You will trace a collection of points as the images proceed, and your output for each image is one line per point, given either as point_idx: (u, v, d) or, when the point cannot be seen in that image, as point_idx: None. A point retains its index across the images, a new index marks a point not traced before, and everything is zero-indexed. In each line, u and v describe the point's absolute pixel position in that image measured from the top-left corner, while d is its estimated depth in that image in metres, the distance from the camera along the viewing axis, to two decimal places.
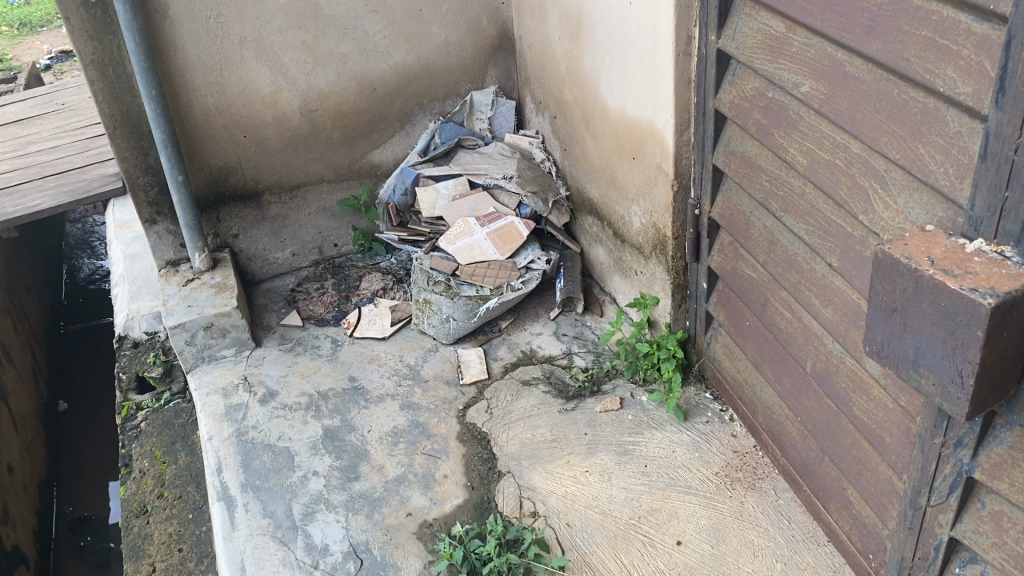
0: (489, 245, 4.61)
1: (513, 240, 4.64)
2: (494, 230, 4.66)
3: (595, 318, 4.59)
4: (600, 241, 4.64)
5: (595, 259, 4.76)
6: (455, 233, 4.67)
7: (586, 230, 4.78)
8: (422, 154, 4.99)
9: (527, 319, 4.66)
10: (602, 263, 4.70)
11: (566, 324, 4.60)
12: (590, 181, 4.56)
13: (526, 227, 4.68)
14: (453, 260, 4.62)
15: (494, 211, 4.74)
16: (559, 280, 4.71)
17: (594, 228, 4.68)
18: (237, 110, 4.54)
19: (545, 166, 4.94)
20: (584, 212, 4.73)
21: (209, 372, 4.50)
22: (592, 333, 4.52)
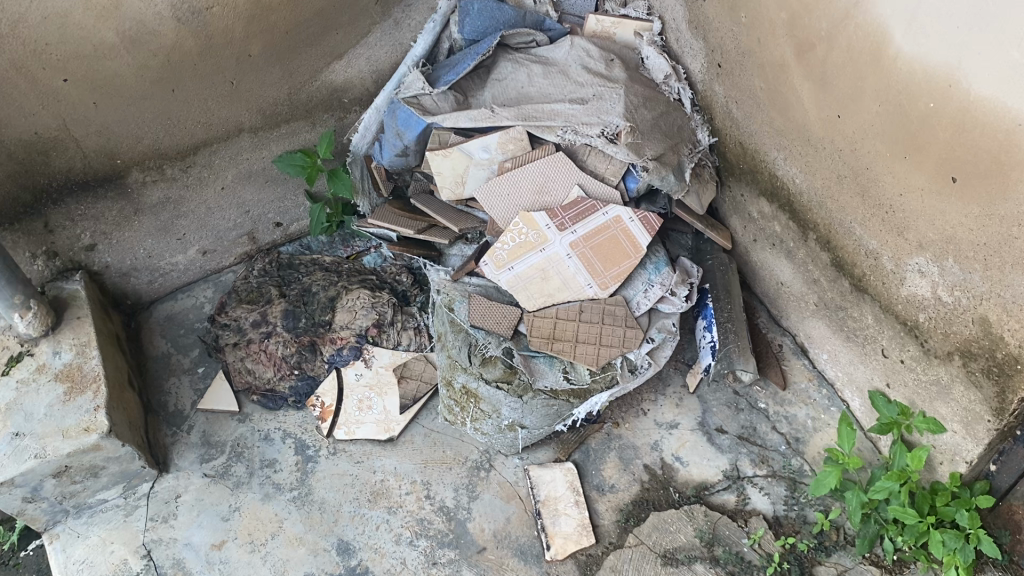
0: (579, 269, 2.44)
1: (623, 257, 2.44)
2: (586, 237, 2.44)
3: (773, 396, 2.55)
4: (790, 253, 2.46)
5: (769, 269, 2.60)
6: (512, 244, 2.45)
7: (754, 218, 2.56)
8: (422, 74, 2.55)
9: (645, 392, 2.61)
10: (786, 285, 2.54)
11: (720, 406, 2.56)
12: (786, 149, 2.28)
13: (647, 229, 2.46)
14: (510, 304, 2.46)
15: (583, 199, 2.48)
16: (705, 322, 2.56)
17: (775, 225, 2.47)
18: (37, 32, 2.05)
19: (666, 87, 2.58)
20: (755, 189, 2.49)
21: (79, 538, 2.44)
22: (772, 433, 2.49)
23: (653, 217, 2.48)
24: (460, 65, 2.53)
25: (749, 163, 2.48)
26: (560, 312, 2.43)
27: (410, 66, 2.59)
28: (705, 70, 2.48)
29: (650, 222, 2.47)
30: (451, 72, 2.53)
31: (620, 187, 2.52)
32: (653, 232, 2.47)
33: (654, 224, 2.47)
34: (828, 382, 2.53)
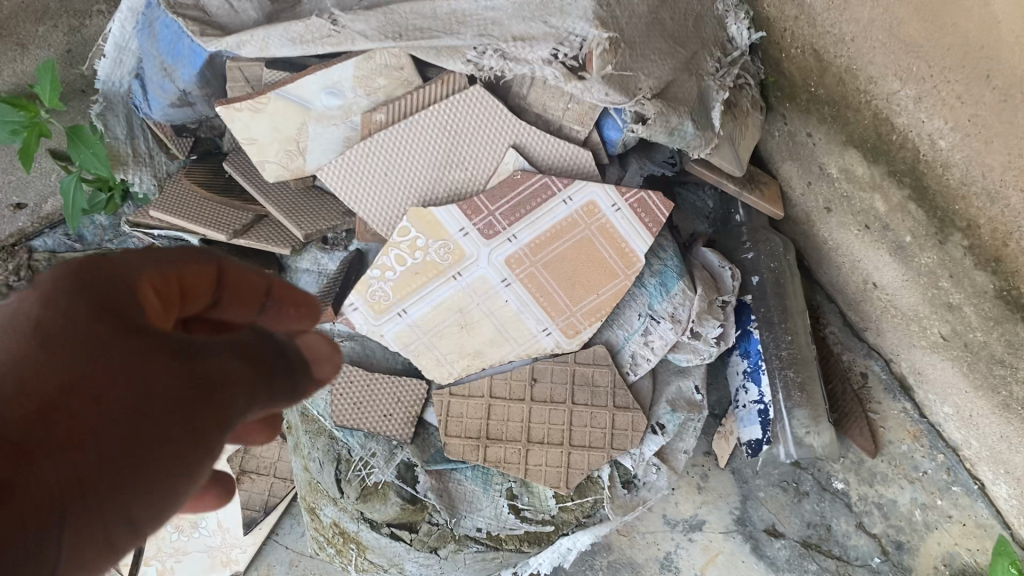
0: (524, 304, 1.34)
1: (602, 277, 1.34)
2: (535, 247, 1.33)
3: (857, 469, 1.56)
4: (900, 248, 1.37)
5: (850, 258, 1.52)
6: (400, 268, 1.32)
7: (831, 176, 1.45)
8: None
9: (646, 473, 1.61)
10: (884, 290, 1.48)
11: (772, 490, 1.57)
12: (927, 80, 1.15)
13: (646, 226, 1.33)
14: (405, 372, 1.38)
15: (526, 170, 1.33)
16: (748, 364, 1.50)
17: (876, 199, 1.36)
18: None
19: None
20: (839, 133, 1.36)
21: None
22: (859, 535, 1.53)
23: (654, 195, 1.33)
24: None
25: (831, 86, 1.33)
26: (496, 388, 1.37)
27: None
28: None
29: (651, 207, 1.33)
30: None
31: (593, 141, 1.38)
32: (658, 228, 1.34)
33: (659, 215, 1.34)
34: (945, 443, 1.53)
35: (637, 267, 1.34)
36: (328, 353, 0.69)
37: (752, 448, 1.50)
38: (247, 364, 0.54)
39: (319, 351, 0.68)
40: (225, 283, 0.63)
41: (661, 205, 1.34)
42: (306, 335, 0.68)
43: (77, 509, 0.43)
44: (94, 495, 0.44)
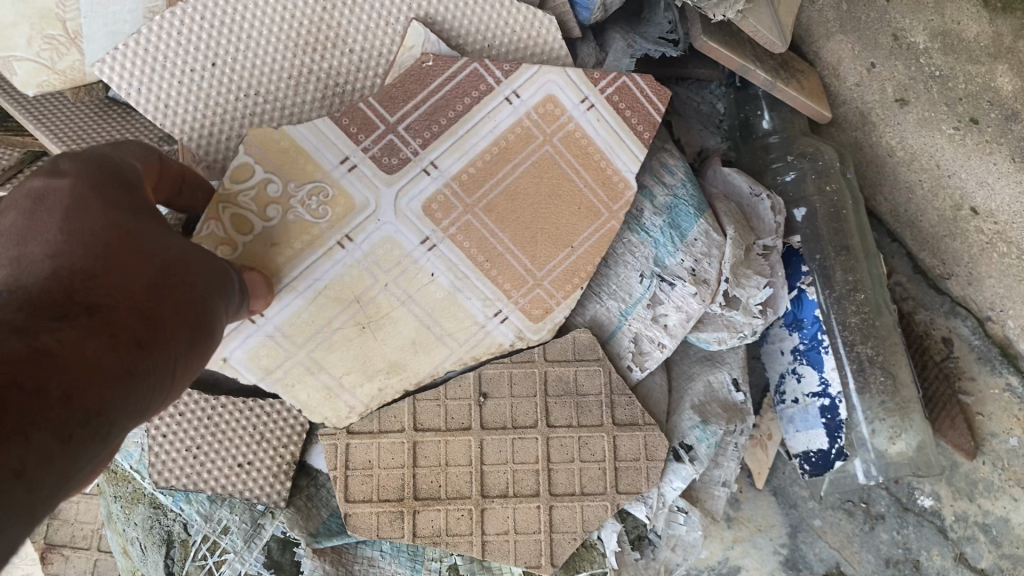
0: (463, 262, 1.08)
1: (578, 221, 1.12)
2: (469, 177, 1.07)
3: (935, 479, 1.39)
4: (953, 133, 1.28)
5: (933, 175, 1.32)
6: (252, 240, 0.99)
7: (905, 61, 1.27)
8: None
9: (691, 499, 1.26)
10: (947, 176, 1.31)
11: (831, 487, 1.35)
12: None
13: (636, 130, 1.12)
14: (291, 385, 1.06)
15: (452, 65, 1.05)
16: (798, 346, 1.27)
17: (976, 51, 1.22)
18: None
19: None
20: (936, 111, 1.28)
21: None
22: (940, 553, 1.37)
23: (637, 78, 1.11)
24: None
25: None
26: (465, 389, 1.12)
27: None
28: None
29: (636, 97, 1.12)
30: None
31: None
32: (652, 131, 1.13)
33: (652, 115, 1.13)
34: None
35: (629, 201, 1.13)
36: (265, 294, 0.96)
37: (812, 463, 1.29)
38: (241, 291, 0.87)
39: (262, 292, 0.95)
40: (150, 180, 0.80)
41: (655, 96, 1.12)
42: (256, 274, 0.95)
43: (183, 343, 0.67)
44: (189, 329, 0.68)
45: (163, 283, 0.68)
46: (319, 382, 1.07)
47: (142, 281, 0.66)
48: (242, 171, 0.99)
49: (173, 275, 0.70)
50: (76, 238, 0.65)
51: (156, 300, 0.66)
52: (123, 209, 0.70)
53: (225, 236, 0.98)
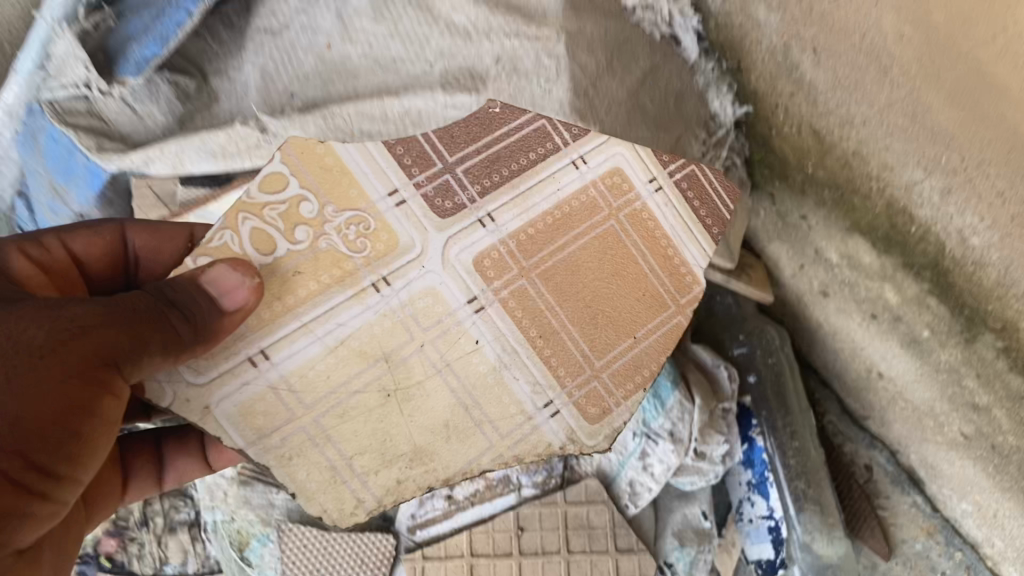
0: (511, 334, 0.93)
1: (643, 310, 0.98)
2: (527, 238, 0.96)
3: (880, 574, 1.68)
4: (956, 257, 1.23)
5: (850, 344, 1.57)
6: (268, 262, 0.86)
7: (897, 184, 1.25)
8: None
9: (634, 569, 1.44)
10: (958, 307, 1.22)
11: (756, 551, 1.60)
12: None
13: (704, 223, 1.01)
14: (290, 459, 0.85)
15: (522, 117, 0.99)
16: (752, 480, 1.59)
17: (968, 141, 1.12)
18: None
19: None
20: (841, 220, 1.39)
21: None
22: None
23: (706, 168, 1.02)
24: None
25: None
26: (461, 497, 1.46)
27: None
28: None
29: (706, 186, 1.02)
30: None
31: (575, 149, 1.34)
32: (721, 228, 1.02)
33: (721, 211, 1.02)
34: (962, 539, 1.62)
35: (698, 297, 1.00)
36: (231, 284, 0.79)
37: (765, 568, 1.59)
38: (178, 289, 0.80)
39: (223, 284, 0.79)
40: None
41: (723, 193, 1.02)
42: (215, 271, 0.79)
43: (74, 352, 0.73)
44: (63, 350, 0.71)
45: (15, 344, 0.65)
46: (325, 463, 0.86)
47: None
48: (273, 181, 0.88)
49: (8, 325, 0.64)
50: None
51: None
52: None
53: (239, 252, 0.85)
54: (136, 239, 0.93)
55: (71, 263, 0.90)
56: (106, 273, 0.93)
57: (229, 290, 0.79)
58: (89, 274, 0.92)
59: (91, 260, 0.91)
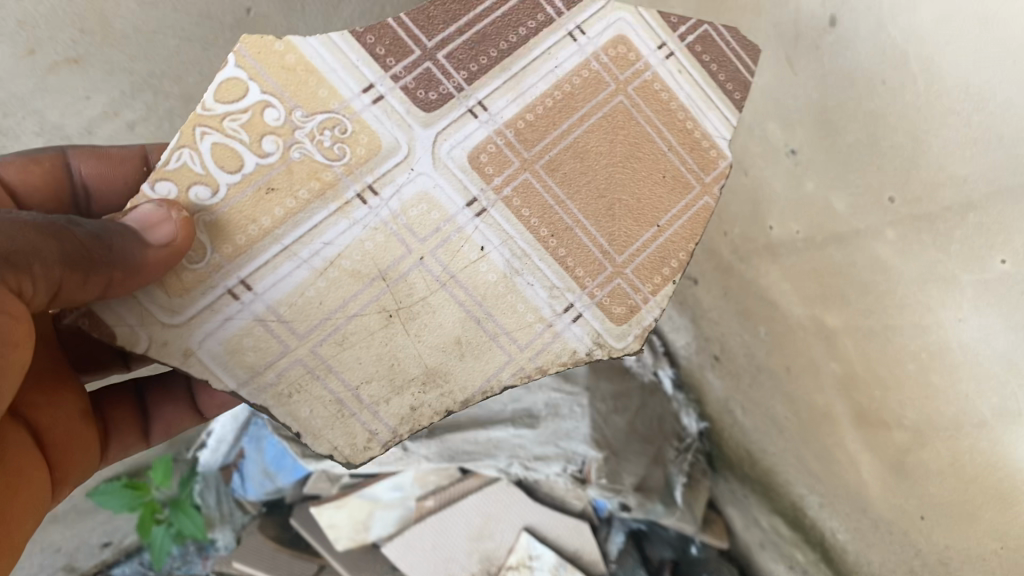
0: (521, 235, 0.84)
1: (664, 193, 0.89)
2: (526, 125, 0.85)
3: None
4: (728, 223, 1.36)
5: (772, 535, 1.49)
6: (237, 181, 0.75)
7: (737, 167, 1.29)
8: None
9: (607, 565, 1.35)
10: (747, 270, 1.34)
11: None
12: (927, 139, 0.93)
13: (725, 89, 0.91)
14: (288, 397, 0.77)
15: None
16: None
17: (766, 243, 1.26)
18: None
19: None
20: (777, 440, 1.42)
21: None
22: None
23: (720, 27, 0.91)
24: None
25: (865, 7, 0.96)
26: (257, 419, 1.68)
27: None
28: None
29: (723, 47, 0.91)
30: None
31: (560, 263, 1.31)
32: (745, 93, 0.91)
33: (743, 74, 0.91)
34: None
35: (725, 172, 0.91)
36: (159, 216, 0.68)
37: None
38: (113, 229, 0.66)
39: (151, 218, 0.68)
40: None
41: (743, 53, 0.91)
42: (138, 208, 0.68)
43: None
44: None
45: None
46: (329, 396, 0.78)
47: None
48: (231, 88, 0.76)
49: None
50: None
51: None
52: None
53: (201, 172, 0.75)
54: (81, 165, 0.83)
55: (4, 192, 0.80)
56: (48, 203, 0.82)
57: (153, 223, 0.68)
58: (28, 205, 0.82)
59: (29, 189, 0.81)
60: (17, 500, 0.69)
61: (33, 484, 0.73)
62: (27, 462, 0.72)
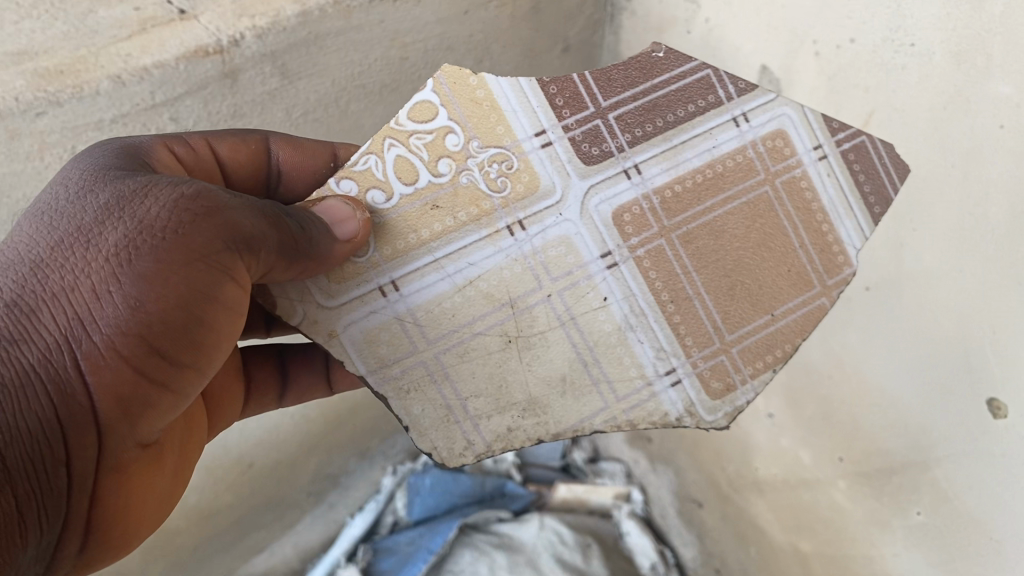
0: (643, 295, 0.90)
1: (784, 286, 0.91)
2: (673, 195, 0.89)
3: None
4: (763, 417, 1.61)
5: None
6: (409, 193, 0.85)
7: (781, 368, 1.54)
8: (186, 21, 1.16)
9: None
10: (739, 501, 1.67)
11: None
12: (906, 411, 1.29)
13: (866, 201, 0.90)
14: (407, 392, 0.88)
15: (686, 64, 0.89)
16: None
17: (795, 474, 1.54)
18: None
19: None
20: None
21: None
22: None
23: (879, 140, 0.89)
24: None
25: (882, 289, 1.27)
26: (335, 515, 1.87)
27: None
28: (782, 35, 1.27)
29: (875, 161, 0.89)
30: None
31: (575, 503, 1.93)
32: (885, 210, 0.90)
33: (888, 190, 0.90)
34: None
35: (847, 280, 0.91)
36: (346, 214, 0.81)
37: None
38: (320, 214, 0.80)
39: (338, 213, 0.80)
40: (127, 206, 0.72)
41: (892, 171, 0.89)
42: (330, 202, 0.81)
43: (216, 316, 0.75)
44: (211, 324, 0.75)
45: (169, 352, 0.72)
46: (441, 400, 0.89)
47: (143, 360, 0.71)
48: (423, 109, 0.85)
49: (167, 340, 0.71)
50: (90, 359, 0.69)
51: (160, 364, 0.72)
52: (83, 260, 0.70)
53: (382, 179, 0.85)
54: (279, 152, 0.95)
55: (214, 167, 0.92)
56: (246, 180, 0.94)
57: (340, 219, 0.80)
58: (230, 179, 0.94)
59: (235, 167, 0.93)
60: (189, 449, 0.92)
61: (198, 428, 0.94)
62: (194, 413, 0.93)
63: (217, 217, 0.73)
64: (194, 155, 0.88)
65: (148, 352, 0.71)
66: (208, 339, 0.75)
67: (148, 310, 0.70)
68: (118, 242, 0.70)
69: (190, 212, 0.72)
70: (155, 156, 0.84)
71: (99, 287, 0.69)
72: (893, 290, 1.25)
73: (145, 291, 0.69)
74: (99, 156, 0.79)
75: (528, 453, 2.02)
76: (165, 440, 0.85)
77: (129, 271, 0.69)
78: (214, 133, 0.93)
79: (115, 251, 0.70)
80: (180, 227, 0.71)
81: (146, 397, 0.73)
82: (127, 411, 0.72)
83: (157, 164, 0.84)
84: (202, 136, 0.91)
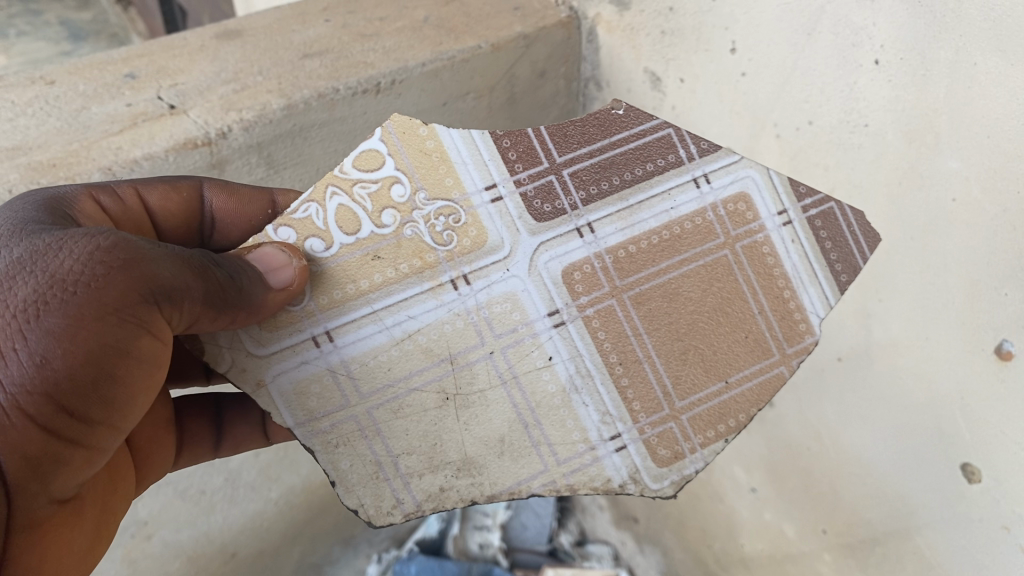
0: (591, 355, 0.88)
1: (739, 353, 0.88)
2: (626, 255, 0.87)
3: None
4: (746, 492, 1.59)
5: None
6: (350, 243, 0.83)
7: (760, 443, 1.52)
8: (175, 115, 1.23)
9: None
10: None
11: None
12: (883, 477, 1.27)
13: (832, 269, 0.87)
14: (336, 445, 0.86)
15: (647, 122, 0.86)
16: None
17: (780, 550, 1.53)
18: None
19: (595, 27, 1.53)
20: None
21: None
22: None
23: (849, 208, 0.86)
24: (248, 44, 1.40)
25: (852, 367, 1.27)
26: None
27: (130, 91, 1.29)
28: (746, 119, 1.28)
29: (843, 229, 0.86)
30: (204, 53, 1.38)
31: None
32: (852, 278, 0.87)
33: (856, 258, 0.87)
34: None
35: (809, 348, 0.88)
36: (281, 262, 0.80)
37: None
38: (250, 265, 0.79)
39: (272, 262, 0.80)
40: (40, 263, 0.70)
41: (862, 240, 0.86)
42: (264, 250, 0.80)
43: (132, 376, 0.73)
44: (126, 382, 0.73)
45: (78, 412, 0.70)
46: (370, 456, 0.86)
47: (50, 421, 0.69)
48: (369, 158, 0.83)
49: (75, 400, 0.69)
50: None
51: (69, 423, 0.70)
52: None
53: (322, 227, 0.83)
54: (213, 199, 0.95)
55: (145, 216, 0.92)
56: (180, 228, 0.95)
57: (275, 266, 0.79)
58: (162, 227, 0.94)
59: (166, 216, 0.93)
60: (115, 502, 0.90)
61: (124, 481, 0.92)
62: (121, 461, 0.91)
63: (135, 270, 0.71)
64: (121, 206, 0.89)
65: (57, 408, 0.69)
66: (122, 394, 0.73)
67: (56, 367, 0.68)
68: (27, 297, 0.69)
69: (105, 264, 0.70)
70: (78, 206, 0.84)
71: (4, 344, 0.67)
72: (865, 366, 1.25)
73: (54, 348, 0.68)
74: (21, 209, 0.78)
75: (515, 538, 1.97)
76: (82, 492, 0.82)
77: (36, 327, 0.68)
78: (145, 181, 0.93)
79: (22, 307, 0.68)
80: (92, 279, 0.69)
81: (55, 454, 0.71)
82: (37, 470, 0.70)
83: (81, 216, 0.84)
84: (132, 185, 0.91)
